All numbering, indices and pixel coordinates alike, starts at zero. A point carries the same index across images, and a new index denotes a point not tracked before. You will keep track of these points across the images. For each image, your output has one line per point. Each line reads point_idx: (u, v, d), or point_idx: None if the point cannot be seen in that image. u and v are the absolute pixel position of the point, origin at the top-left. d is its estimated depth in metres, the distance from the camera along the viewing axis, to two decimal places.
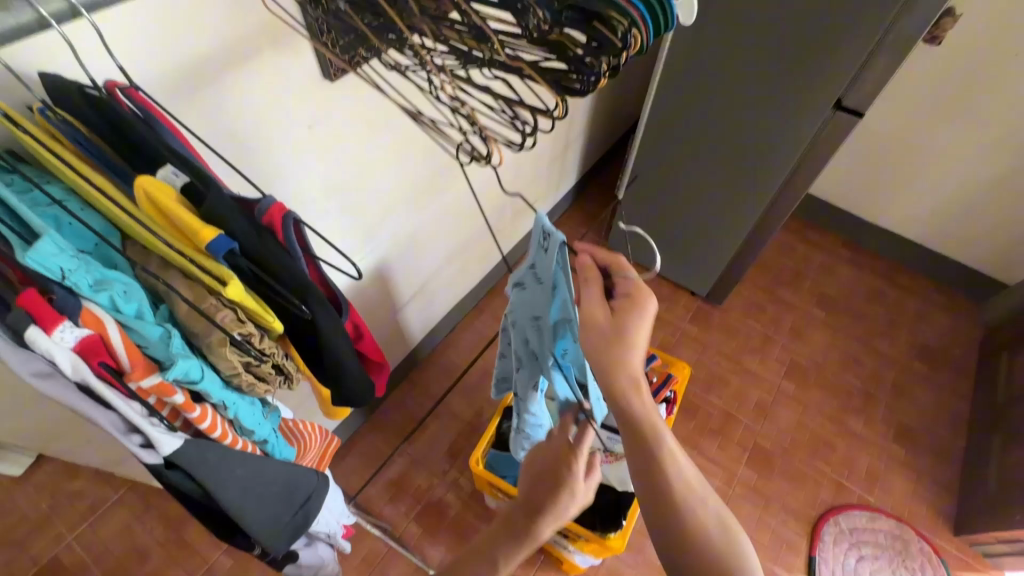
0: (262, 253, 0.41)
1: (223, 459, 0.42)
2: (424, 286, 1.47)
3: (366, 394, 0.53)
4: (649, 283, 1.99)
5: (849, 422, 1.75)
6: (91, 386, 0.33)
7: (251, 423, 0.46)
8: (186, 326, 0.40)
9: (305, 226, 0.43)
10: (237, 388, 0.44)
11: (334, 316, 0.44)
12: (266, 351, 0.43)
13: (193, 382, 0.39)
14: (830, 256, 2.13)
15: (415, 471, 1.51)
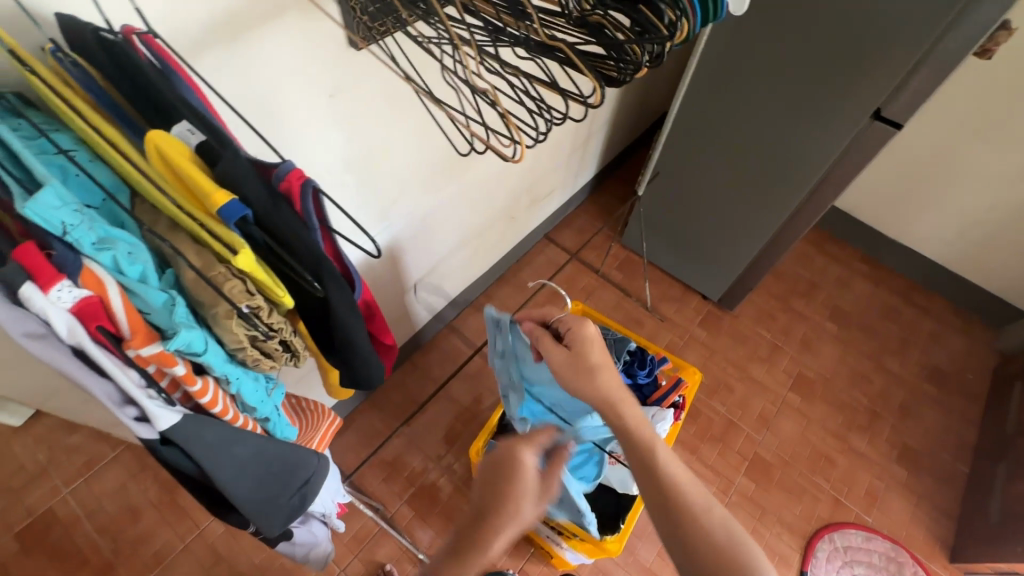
0: (276, 223, 0.38)
1: (221, 438, 0.40)
2: (434, 268, 1.45)
3: (374, 378, 0.51)
4: (660, 282, 1.96)
5: (852, 439, 1.73)
6: (87, 352, 0.31)
7: (255, 400, 0.45)
8: (193, 293, 0.38)
9: (324, 197, 0.40)
10: (241, 363, 0.42)
11: (346, 295, 0.42)
12: (273, 327, 0.41)
13: (196, 354, 0.37)
14: (847, 269, 2.09)
15: (411, 453, 1.50)
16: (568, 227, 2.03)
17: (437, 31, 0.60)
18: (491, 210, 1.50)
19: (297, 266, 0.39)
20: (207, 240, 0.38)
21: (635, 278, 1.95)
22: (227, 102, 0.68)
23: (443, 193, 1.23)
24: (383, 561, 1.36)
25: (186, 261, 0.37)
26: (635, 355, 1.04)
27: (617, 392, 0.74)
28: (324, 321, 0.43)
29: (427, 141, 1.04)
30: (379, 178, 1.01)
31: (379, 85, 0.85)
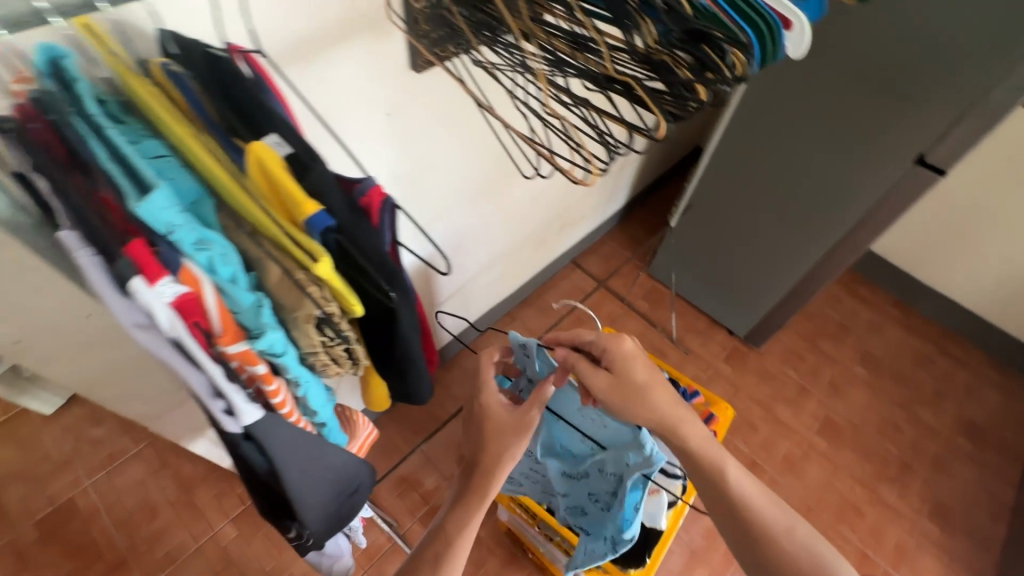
0: (356, 234, 0.39)
1: (289, 439, 0.41)
2: (463, 286, 1.47)
3: (425, 391, 0.51)
4: (686, 315, 1.94)
5: (881, 491, 1.66)
6: (184, 344, 0.33)
7: (317, 403, 0.46)
8: (276, 296, 0.39)
9: (400, 212, 0.42)
10: (311, 366, 0.43)
11: (414, 306, 0.42)
12: (344, 332, 0.42)
13: (275, 355, 0.39)
14: (879, 314, 2.05)
15: (428, 470, 1.49)
16: (596, 254, 2.04)
17: (503, 57, 0.61)
18: (527, 230, 1.54)
19: (370, 270, 0.39)
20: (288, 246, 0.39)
21: (662, 309, 1.94)
22: (313, 108, 0.72)
23: (489, 207, 1.26)
24: None
25: (269, 264, 0.39)
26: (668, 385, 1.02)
27: (670, 414, 0.72)
28: (388, 331, 0.44)
29: (483, 157, 1.08)
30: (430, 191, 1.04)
31: (450, 100, 0.90)
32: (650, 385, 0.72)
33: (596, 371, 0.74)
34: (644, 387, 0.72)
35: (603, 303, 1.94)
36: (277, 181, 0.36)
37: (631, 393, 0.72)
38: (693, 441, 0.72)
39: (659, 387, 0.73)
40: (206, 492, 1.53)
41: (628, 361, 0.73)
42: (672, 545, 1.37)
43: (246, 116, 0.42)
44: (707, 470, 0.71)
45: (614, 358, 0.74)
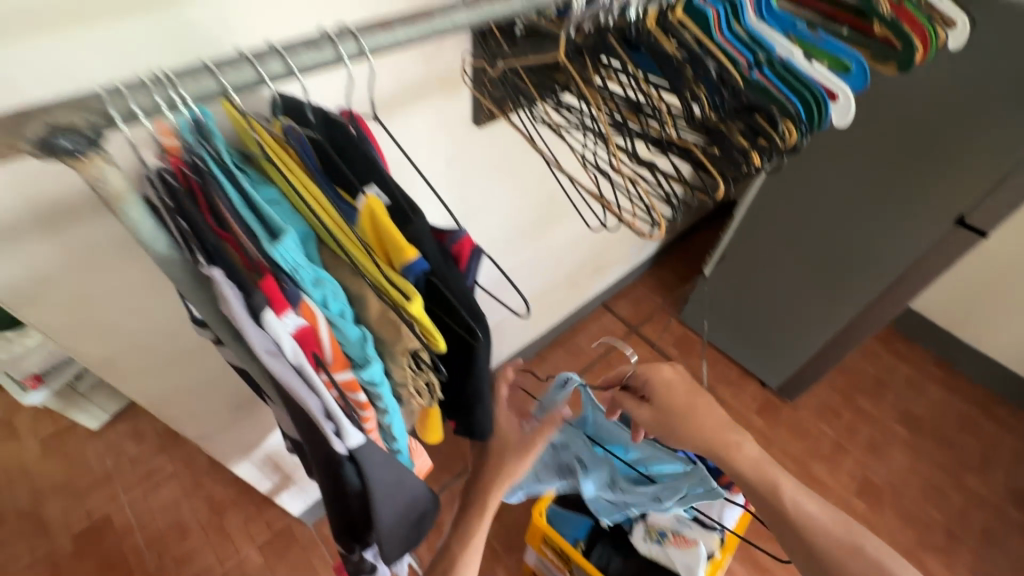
0: (446, 279, 0.43)
1: (385, 462, 0.43)
2: (499, 324, 1.51)
3: (488, 424, 0.55)
4: (717, 363, 1.93)
5: (927, 561, 1.58)
6: (304, 371, 0.37)
7: (395, 432, 0.49)
8: (375, 330, 0.43)
9: (482, 258, 0.46)
10: (396, 395, 0.46)
11: (493, 346, 0.47)
12: (428, 366, 0.46)
13: (372, 384, 0.43)
14: (918, 372, 2.00)
15: (455, 508, 1.49)
16: (626, 298, 2.06)
17: (566, 116, 0.66)
18: (567, 271, 1.60)
19: (461, 310, 0.43)
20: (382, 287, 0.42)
21: (692, 357, 1.94)
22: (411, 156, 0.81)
23: (539, 252, 1.35)
24: None
25: (370, 302, 0.43)
26: None
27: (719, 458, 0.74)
28: (466, 367, 0.48)
29: (544, 206, 1.19)
30: (492, 233, 1.13)
31: (516, 152, 0.98)
32: (694, 408, 0.76)
33: (641, 405, 0.81)
34: (689, 411, 0.76)
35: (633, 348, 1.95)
36: (385, 230, 0.41)
37: (679, 420, 0.76)
38: (744, 456, 0.74)
39: (702, 408, 0.77)
40: (235, 516, 1.55)
41: (669, 384, 0.78)
42: None
43: (352, 167, 0.47)
44: (762, 487, 0.72)
45: (652, 382, 0.79)
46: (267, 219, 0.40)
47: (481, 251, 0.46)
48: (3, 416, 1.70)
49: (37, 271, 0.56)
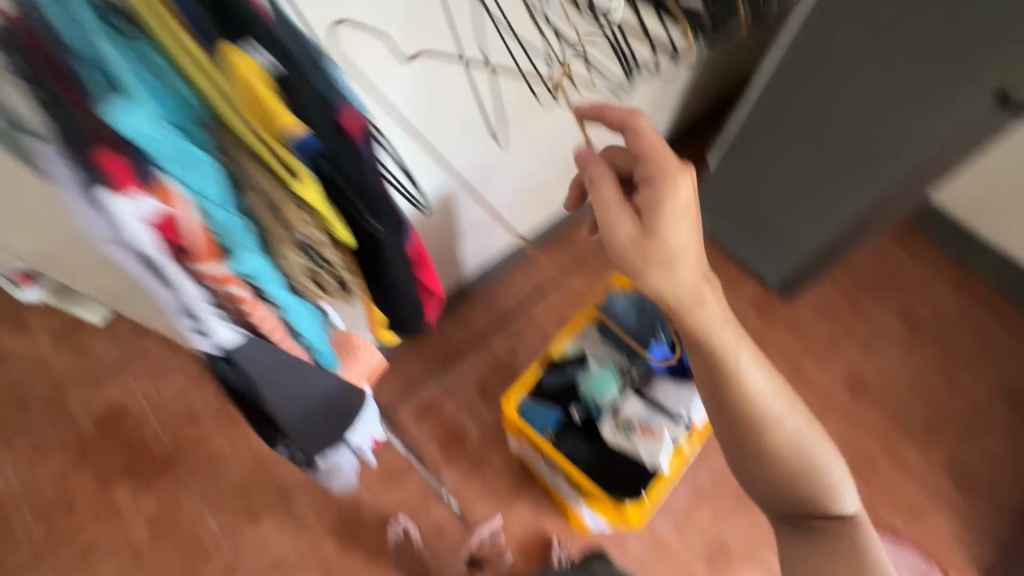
0: (332, 149, 0.49)
1: (245, 330, 0.60)
2: (486, 220, 1.54)
3: (397, 290, 0.67)
4: (717, 260, 1.95)
5: (903, 449, 1.67)
6: (155, 245, 0.47)
7: (306, 320, 0.66)
8: (253, 211, 0.52)
9: (364, 135, 0.51)
10: (287, 286, 0.60)
11: (377, 231, 0.58)
12: (293, 246, 0.58)
13: (244, 267, 0.54)
14: (931, 268, 1.93)
15: (446, 399, 1.70)
16: None
17: None
18: (539, 179, 1.55)
19: (350, 188, 0.52)
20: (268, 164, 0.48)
21: None
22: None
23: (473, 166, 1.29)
24: (411, 490, 1.58)
25: (251, 176, 0.49)
26: (679, 330, 1.02)
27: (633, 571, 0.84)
28: (368, 239, 0.59)
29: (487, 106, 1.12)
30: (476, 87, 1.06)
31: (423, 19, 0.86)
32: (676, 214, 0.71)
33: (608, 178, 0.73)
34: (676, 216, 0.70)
35: None
36: (268, 106, 0.45)
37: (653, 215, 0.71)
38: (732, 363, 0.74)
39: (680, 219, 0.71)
40: None
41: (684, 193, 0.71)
42: (680, 485, 1.60)
43: (228, 28, 0.42)
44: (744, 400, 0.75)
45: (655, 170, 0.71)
46: (126, 84, 0.40)
47: (362, 129, 0.50)
48: (11, 311, 1.75)
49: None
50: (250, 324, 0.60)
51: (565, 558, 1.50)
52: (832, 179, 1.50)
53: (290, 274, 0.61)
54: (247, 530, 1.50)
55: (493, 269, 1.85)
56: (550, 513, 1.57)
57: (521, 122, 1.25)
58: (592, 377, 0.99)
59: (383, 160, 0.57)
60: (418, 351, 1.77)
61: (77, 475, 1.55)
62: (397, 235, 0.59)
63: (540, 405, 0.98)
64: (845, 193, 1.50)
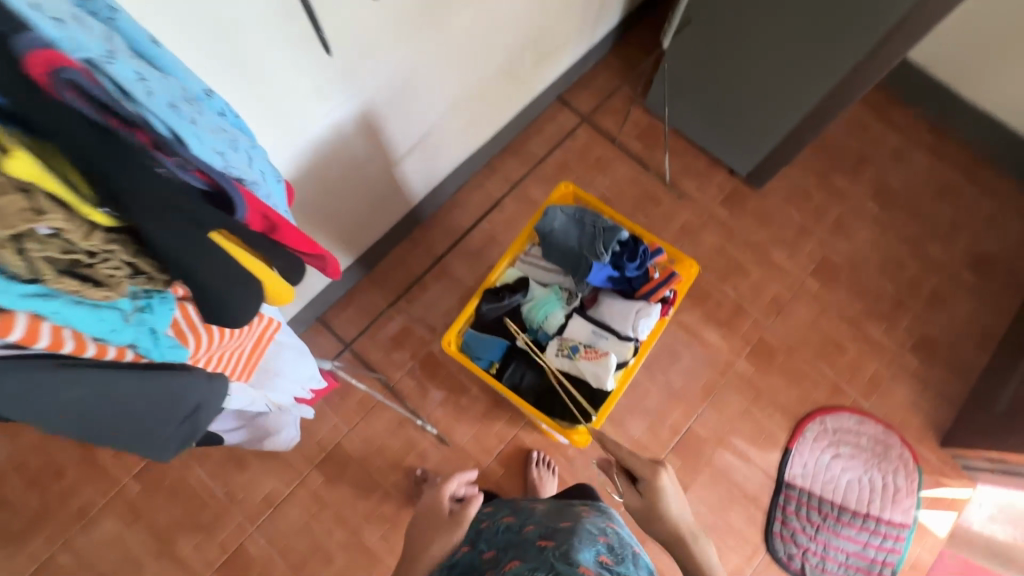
0: (24, 102, 0.42)
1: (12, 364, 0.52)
2: (425, 138, 1.40)
3: (213, 291, 0.55)
4: (683, 153, 1.84)
5: (869, 328, 1.68)
6: None
7: (103, 330, 0.57)
8: None
9: (80, 83, 0.44)
10: (58, 304, 0.52)
11: (136, 206, 0.48)
12: (54, 250, 0.50)
13: None
14: (905, 139, 1.85)
15: (413, 329, 1.68)
16: (585, 87, 1.89)
17: None
18: (471, 89, 1.40)
19: (74, 143, 0.45)
20: None
21: (657, 150, 1.84)
22: None
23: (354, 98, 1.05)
24: (388, 420, 1.61)
25: None
26: (627, 246, 0.92)
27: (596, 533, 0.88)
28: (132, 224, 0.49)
29: (355, 18, 0.89)
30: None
31: None
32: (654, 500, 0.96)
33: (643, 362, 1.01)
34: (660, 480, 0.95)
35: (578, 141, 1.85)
36: None
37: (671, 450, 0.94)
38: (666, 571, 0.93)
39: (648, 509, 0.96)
40: None
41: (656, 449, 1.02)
42: (652, 386, 1.63)
43: None
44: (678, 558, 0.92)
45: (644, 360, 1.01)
46: None
47: (73, 75, 0.43)
48: None
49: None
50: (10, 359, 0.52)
51: (544, 458, 1.57)
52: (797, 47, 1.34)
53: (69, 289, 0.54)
54: (236, 475, 1.55)
55: (446, 190, 1.73)
56: (526, 428, 1.61)
57: (435, 18, 1.07)
58: (536, 300, 0.94)
59: (145, 123, 0.49)
60: (380, 284, 1.71)
61: (56, 443, 1.56)
62: (154, 208, 0.48)
63: (483, 337, 0.94)
64: (810, 63, 1.34)
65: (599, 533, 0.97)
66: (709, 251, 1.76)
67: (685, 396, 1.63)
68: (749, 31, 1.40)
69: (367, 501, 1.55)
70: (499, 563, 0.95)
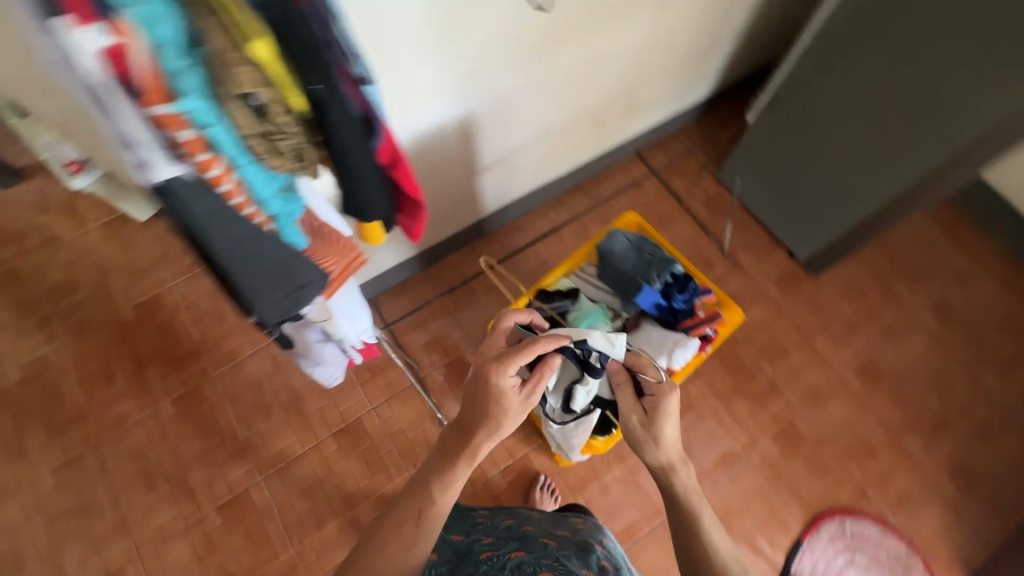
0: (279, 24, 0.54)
1: (222, 211, 0.60)
2: (508, 157, 1.52)
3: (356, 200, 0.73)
4: (746, 228, 1.89)
5: (907, 441, 1.62)
6: (112, 90, 0.47)
7: (264, 189, 0.65)
8: (216, 70, 0.53)
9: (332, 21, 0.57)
10: (254, 160, 0.62)
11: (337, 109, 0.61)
12: (280, 138, 0.61)
13: (206, 126, 0.55)
14: (976, 262, 1.83)
15: (452, 331, 1.76)
16: (662, 148, 1.99)
17: None
18: (560, 122, 1.52)
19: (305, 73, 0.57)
20: (236, 29, 0.52)
21: (720, 219, 1.90)
22: None
23: (455, 99, 1.16)
24: (408, 409, 1.67)
25: (214, 40, 0.51)
26: (678, 280, 1.00)
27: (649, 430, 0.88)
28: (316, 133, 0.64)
29: (483, 42, 1.06)
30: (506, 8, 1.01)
31: None
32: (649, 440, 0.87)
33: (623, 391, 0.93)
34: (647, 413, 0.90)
35: (646, 194, 1.94)
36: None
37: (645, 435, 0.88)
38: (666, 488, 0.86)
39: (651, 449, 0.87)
40: None
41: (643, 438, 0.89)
42: None
43: None
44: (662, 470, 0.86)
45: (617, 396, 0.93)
46: None
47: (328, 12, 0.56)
48: (69, 201, 1.91)
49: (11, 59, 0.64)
50: (213, 206, 0.59)
51: (550, 485, 1.56)
52: (898, 133, 1.36)
53: (256, 151, 0.62)
54: (260, 422, 1.65)
55: (514, 211, 1.85)
56: (539, 453, 1.62)
57: (552, 53, 1.22)
58: (581, 312, 1.01)
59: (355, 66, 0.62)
60: (432, 282, 1.81)
61: (116, 352, 1.73)
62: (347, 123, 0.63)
63: (525, 333, 1.03)
64: (907, 152, 1.36)
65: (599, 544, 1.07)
66: (753, 324, 1.76)
67: (701, 460, 1.61)
68: (850, 111, 1.43)
69: (370, 480, 1.60)
70: (499, 548, 1.06)
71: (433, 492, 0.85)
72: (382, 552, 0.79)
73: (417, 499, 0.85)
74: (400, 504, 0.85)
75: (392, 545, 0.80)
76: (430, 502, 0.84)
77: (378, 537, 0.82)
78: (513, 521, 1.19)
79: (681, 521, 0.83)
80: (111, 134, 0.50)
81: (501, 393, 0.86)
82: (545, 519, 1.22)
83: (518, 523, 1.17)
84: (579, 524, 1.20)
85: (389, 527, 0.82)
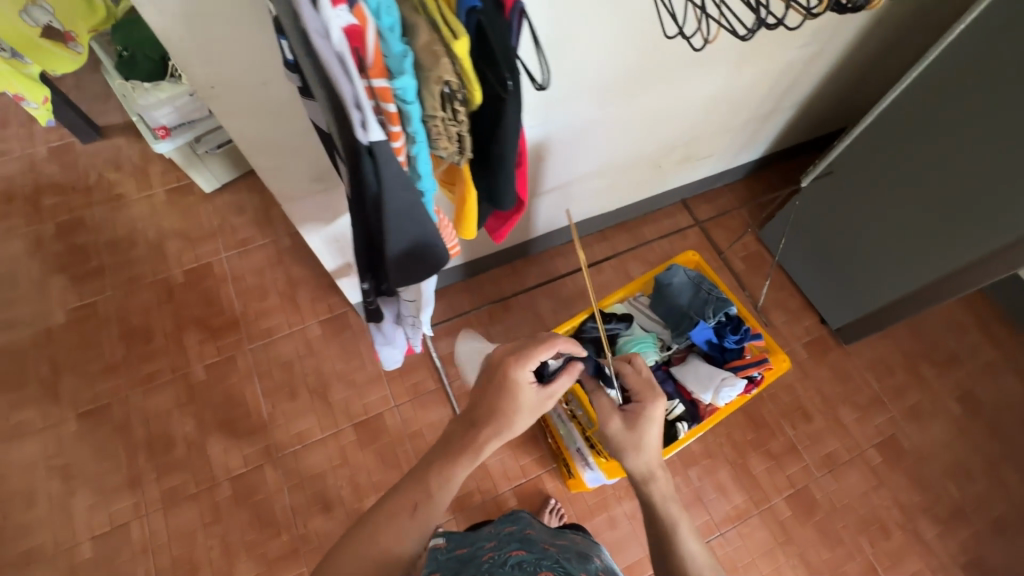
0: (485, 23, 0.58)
1: (403, 181, 0.62)
2: (568, 185, 1.60)
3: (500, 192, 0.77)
4: (782, 288, 1.93)
5: (921, 524, 1.61)
6: (349, 61, 0.50)
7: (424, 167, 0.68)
8: (419, 56, 0.58)
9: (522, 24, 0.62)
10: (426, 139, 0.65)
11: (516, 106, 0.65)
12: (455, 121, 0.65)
13: (404, 102, 0.59)
14: (1005, 357, 1.85)
15: None
16: (708, 200, 2.06)
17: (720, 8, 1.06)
18: (624, 161, 1.61)
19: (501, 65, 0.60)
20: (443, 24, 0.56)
21: (757, 276, 1.94)
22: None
23: (536, 122, 1.24)
24: (430, 411, 1.69)
25: (419, 32, 0.57)
26: (731, 320, 1.07)
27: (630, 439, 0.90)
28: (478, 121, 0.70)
29: (576, 80, 1.16)
30: (604, 53, 1.12)
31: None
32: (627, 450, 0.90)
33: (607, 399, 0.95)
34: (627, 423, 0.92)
35: (687, 242, 2.00)
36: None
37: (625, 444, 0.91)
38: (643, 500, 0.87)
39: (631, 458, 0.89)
40: (306, 294, 1.82)
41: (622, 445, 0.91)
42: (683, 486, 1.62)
43: None
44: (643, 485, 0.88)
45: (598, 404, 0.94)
46: None
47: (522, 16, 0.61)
48: (140, 164, 2.01)
49: (201, 9, 0.69)
50: (399, 174, 0.61)
51: (559, 510, 1.56)
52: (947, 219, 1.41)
53: (429, 130, 0.66)
54: (285, 402, 1.69)
55: (560, 238, 1.91)
56: (552, 476, 1.62)
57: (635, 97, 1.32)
58: (632, 337, 1.08)
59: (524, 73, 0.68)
60: (470, 293, 1.86)
61: (159, 311, 1.79)
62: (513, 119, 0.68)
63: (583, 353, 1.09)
64: (951, 239, 1.41)
65: (595, 553, 1.10)
66: (778, 383, 1.78)
67: (712, 510, 1.60)
68: (899, 193, 1.50)
69: (383, 475, 1.61)
70: (501, 549, 1.06)
71: (424, 485, 0.81)
72: (363, 548, 0.75)
73: (405, 491, 0.81)
74: (389, 496, 0.81)
75: (372, 533, 0.76)
76: (421, 495, 0.80)
77: (359, 528, 0.77)
78: (512, 525, 1.20)
79: (658, 527, 0.84)
80: (341, 101, 0.54)
81: (513, 390, 0.89)
82: (545, 529, 1.22)
83: (515, 526, 1.18)
84: (574, 536, 1.21)
85: (373, 518, 0.78)
